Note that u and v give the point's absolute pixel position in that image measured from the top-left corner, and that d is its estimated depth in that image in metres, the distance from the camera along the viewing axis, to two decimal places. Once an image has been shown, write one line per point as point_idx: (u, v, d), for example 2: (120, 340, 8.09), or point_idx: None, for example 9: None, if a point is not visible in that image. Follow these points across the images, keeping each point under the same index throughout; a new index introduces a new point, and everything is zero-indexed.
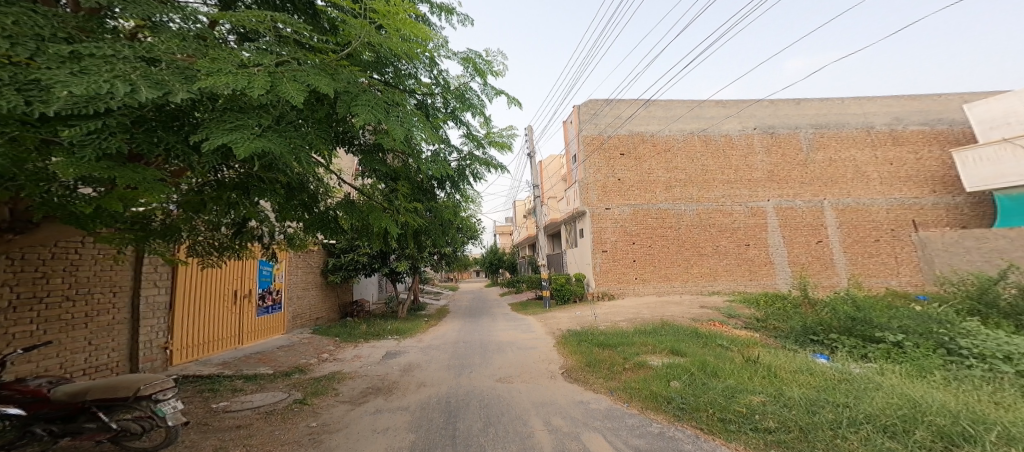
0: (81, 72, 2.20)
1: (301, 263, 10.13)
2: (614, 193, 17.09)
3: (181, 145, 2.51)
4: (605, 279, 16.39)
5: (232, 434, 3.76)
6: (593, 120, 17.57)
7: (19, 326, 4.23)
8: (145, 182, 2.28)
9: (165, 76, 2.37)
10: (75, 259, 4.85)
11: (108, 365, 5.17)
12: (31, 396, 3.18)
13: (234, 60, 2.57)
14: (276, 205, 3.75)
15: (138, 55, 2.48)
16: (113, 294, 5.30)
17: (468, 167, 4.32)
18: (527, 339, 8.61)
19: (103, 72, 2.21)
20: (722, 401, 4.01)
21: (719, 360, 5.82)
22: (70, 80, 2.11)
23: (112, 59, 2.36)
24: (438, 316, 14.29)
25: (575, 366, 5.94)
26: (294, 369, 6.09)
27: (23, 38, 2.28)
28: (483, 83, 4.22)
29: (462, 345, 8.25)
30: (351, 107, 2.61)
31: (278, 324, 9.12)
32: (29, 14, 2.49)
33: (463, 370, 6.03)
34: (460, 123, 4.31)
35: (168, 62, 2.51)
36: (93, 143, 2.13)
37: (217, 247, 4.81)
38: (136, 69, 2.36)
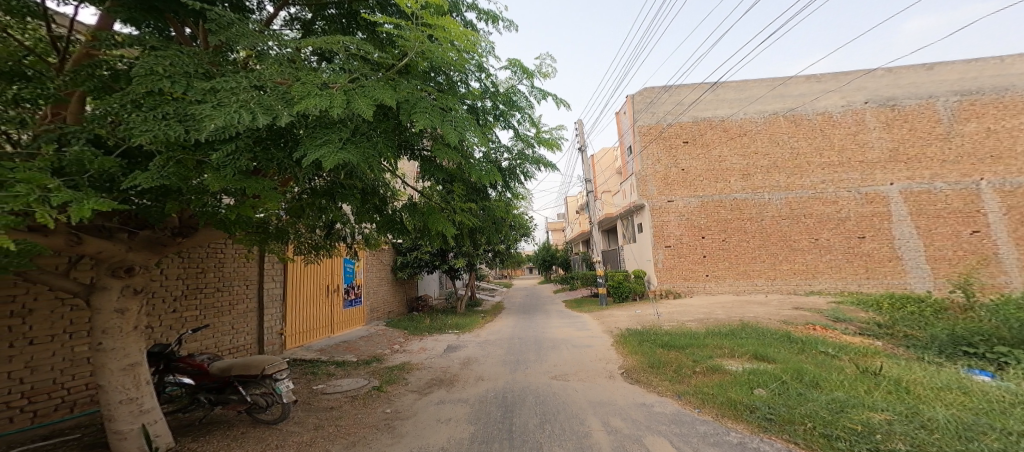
0: (218, 106, 2.67)
1: (375, 261, 11.07)
2: (679, 184, 15.84)
3: (286, 160, 2.95)
4: (671, 277, 15.26)
5: (327, 414, 4.26)
6: (649, 108, 16.46)
7: (189, 311, 5.27)
8: (264, 193, 2.83)
9: (272, 101, 2.77)
10: (221, 257, 5.86)
11: (245, 346, 6.21)
12: (196, 369, 4.01)
13: (322, 81, 2.91)
14: (354, 209, 4.16)
15: (252, 83, 2.93)
16: (247, 286, 6.32)
17: (518, 166, 4.40)
18: (583, 337, 8.44)
19: (233, 103, 2.66)
20: (827, 415, 3.54)
21: (823, 369, 5.13)
22: (212, 112, 2.57)
23: (236, 90, 2.82)
24: (495, 313, 14.57)
25: (636, 367, 5.66)
26: (372, 358, 6.70)
27: (177, 78, 2.86)
28: (531, 85, 4.24)
29: (517, 341, 8.37)
30: (411, 115, 2.81)
31: (360, 316, 10.04)
32: (179, 54, 3.09)
33: (519, 366, 6.12)
34: (509, 125, 4.39)
35: (273, 88, 2.92)
36: (230, 164, 2.66)
37: (314, 247, 5.37)
38: (252, 96, 2.78)
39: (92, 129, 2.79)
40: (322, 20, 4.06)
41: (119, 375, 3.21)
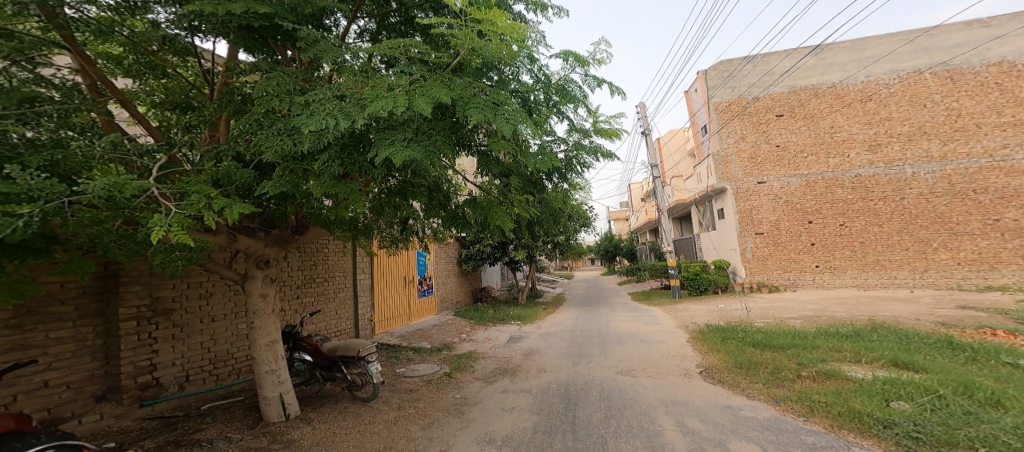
0: (312, 116, 2.98)
1: (443, 254, 11.62)
2: (771, 162, 14.06)
3: (365, 163, 3.24)
4: (764, 268, 13.68)
5: (408, 395, 4.62)
6: (727, 83, 14.84)
7: (306, 298, 6.14)
8: (351, 194, 3.26)
9: (349, 108, 2.98)
10: (326, 252, 6.66)
11: (347, 330, 7.04)
12: (312, 348, 4.63)
13: (387, 85, 3.09)
14: (423, 206, 4.38)
15: (335, 93, 3.19)
16: (346, 276, 7.12)
17: (575, 157, 4.36)
18: (652, 332, 7.98)
19: (322, 112, 2.96)
20: (1009, 440, 2.81)
21: (1007, 384, 4.10)
22: (308, 123, 2.89)
23: (322, 100, 3.11)
24: (557, 305, 14.43)
25: (718, 367, 5.20)
26: (443, 345, 7.11)
27: (284, 96, 3.25)
28: (584, 73, 4.13)
29: (580, 333, 8.24)
30: (466, 111, 2.89)
31: (431, 306, 10.66)
32: (281, 75, 3.47)
33: (582, 358, 6.01)
34: (562, 116, 4.36)
35: (349, 96, 3.13)
36: (326, 171, 3.12)
37: (392, 241, 5.79)
38: (334, 105, 3.05)
39: (236, 148, 3.32)
40: (385, 28, 4.26)
41: (266, 348, 3.84)
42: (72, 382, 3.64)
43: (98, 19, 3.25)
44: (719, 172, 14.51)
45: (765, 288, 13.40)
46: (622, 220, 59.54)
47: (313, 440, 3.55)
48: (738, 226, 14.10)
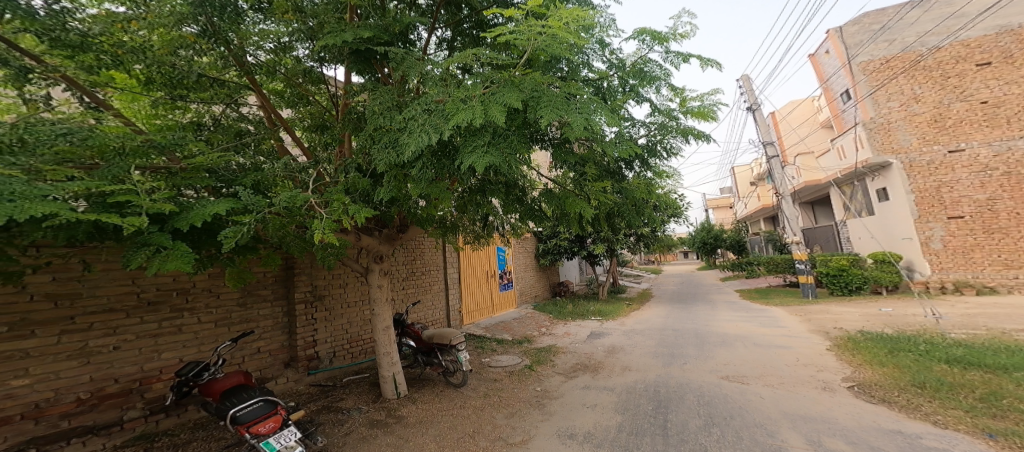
0: (409, 131, 3.22)
1: (520, 249, 11.74)
2: (972, 123, 11.04)
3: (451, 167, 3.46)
4: (970, 263, 10.75)
5: (491, 384, 4.82)
6: (875, 39, 12.53)
7: (409, 290, 6.78)
8: (440, 194, 3.54)
9: (436, 120, 3.16)
10: (421, 247, 7.23)
11: (441, 319, 7.60)
12: (414, 334, 5.06)
13: (466, 93, 3.21)
14: (502, 202, 4.51)
15: (424, 108, 3.30)
16: (440, 269, 7.70)
17: (659, 142, 4.13)
18: (773, 336, 7.00)
19: (416, 127, 3.19)
20: None
21: None
22: (407, 140, 3.15)
23: (410, 117, 3.30)
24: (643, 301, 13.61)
25: (867, 381, 4.35)
26: (523, 339, 7.24)
27: (386, 113, 3.49)
28: (665, 51, 3.85)
29: (671, 333, 7.69)
30: (539, 110, 2.90)
31: (512, 299, 10.87)
32: (380, 94, 3.64)
33: (672, 360, 5.60)
34: (641, 100, 4.14)
35: (433, 109, 3.27)
36: (421, 179, 3.40)
37: (475, 237, 6.07)
38: (422, 117, 3.25)
39: (357, 160, 3.73)
40: (460, 35, 4.41)
41: (384, 333, 4.33)
42: (270, 350, 4.68)
43: (267, 61, 3.93)
44: (878, 142, 12.09)
45: (969, 289, 10.36)
46: (721, 209, 53.88)
47: (418, 417, 3.90)
48: (915, 207, 11.42)
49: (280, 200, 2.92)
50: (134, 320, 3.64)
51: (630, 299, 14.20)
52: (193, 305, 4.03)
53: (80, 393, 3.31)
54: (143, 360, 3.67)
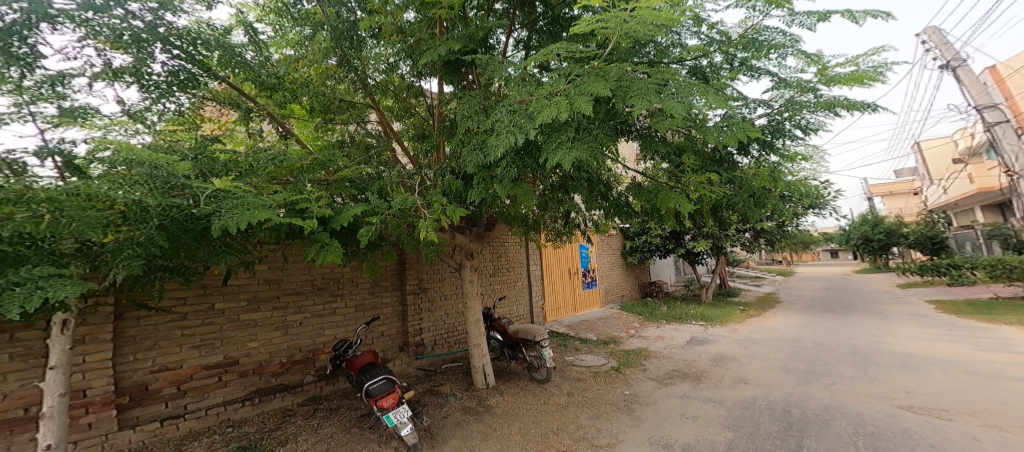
0: (495, 131, 3.30)
1: (605, 246, 11.30)
2: None
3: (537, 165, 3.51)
4: None
5: (575, 383, 4.77)
6: None
7: (494, 285, 7.04)
8: (523, 193, 3.59)
9: (519, 119, 3.19)
10: (505, 245, 7.43)
11: (524, 315, 7.73)
12: (501, 328, 5.24)
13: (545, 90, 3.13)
14: (584, 198, 4.41)
15: (508, 108, 3.34)
16: (524, 266, 7.84)
17: (784, 121, 3.69)
18: (973, 361, 5.44)
19: (501, 127, 3.26)
20: None
21: None
22: (495, 142, 3.24)
23: (495, 119, 3.38)
24: (758, 306, 12.02)
25: None
26: (609, 339, 6.99)
27: (475, 116, 3.64)
28: (790, 13, 3.31)
29: (791, 345, 6.69)
30: (628, 100, 2.76)
31: (596, 298, 10.56)
32: (469, 100, 3.82)
33: (787, 377, 4.89)
34: (751, 74, 3.72)
35: (515, 109, 3.31)
36: (505, 176, 3.50)
37: (556, 234, 6.01)
38: (507, 116, 3.30)
39: (450, 165, 3.92)
40: (536, 33, 4.40)
41: (475, 325, 4.57)
42: (389, 334, 5.28)
43: (381, 81, 4.35)
44: None
45: None
46: None
47: (505, 408, 4.05)
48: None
49: (396, 203, 3.22)
50: (312, 302, 4.62)
51: (744, 303, 12.60)
52: (343, 292, 4.89)
53: (281, 358, 4.33)
54: (315, 334, 4.60)
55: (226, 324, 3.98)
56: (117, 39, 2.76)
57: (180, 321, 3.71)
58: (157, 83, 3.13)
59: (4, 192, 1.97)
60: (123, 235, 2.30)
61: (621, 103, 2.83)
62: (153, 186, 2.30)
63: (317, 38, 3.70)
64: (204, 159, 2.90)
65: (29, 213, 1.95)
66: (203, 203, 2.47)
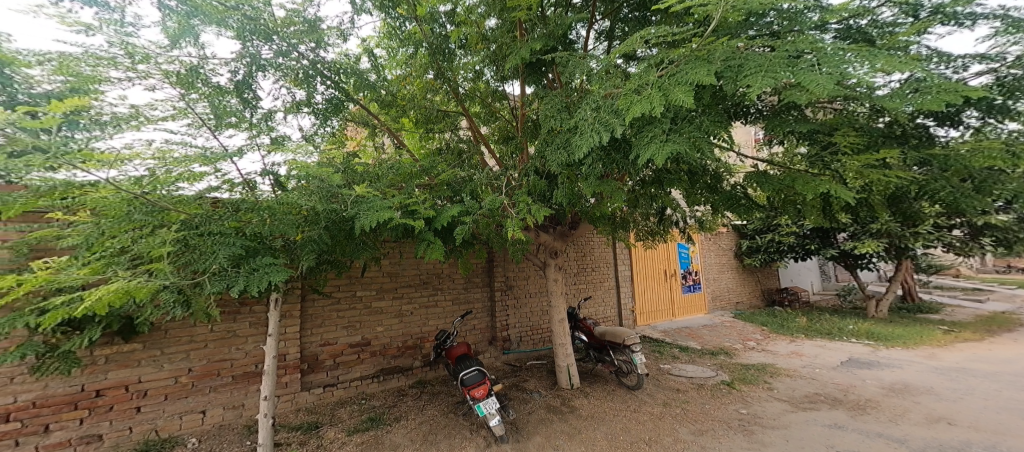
0: (580, 132, 3.20)
1: (713, 246, 10.21)
2: None
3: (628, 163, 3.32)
4: None
5: (673, 394, 4.41)
6: None
7: (579, 285, 6.93)
8: (614, 191, 3.45)
9: (606, 115, 3.04)
10: (592, 244, 7.26)
11: (612, 318, 7.37)
12: (587, 330, 5.09)
13: (631, 86, 2.93)
14: (685, 192, 4.06)
15: (593, 103, 3.22)
16: (612, 267, 7.51)
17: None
18: None
19: (587, 125, 3.14)
20: None
21: None
22: (579, 140, 3.14)
23: (581, 116, 3.27)
24: (978, 325, 9.01)
25: None
26: (720, 350, 6.30)
27: (558, 115, 3.59)
28: None
29: (987, 377, 5.18)
30: (742, 81, 2.46)
31: (700, 303, 9.63)
32: (555, 98, 3.80)
33: (977, 417, 3.81)
34: (962, 22, 3.10)
35: (603, 103, 3.14)
36: (592, 173, 3.37)
37: (650, 233, 5.60)
38: (594, 113, 3.17)
39: (535, 165, 3.92)
40: (621, 22, 4.22)
41: (560, 324, 4.55)
42: (480, 328, 5.59)
43: (469, 88, 4.63)
44: None
45: None
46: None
47: (590, 412, 3.94)
48: None
49: (486, 203, 3.39)
50: (428, 293, 5.19)
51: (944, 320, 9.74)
52: (443, 287, 5.33)
53: (398, 342, 4.90)
54: (422, 323, 5.10)
55: (363, 310, 4.70)
56: (296, 78, 3.61)
57: (335, 304, 4.53)
58: (317, 108, 3.93)
59: (247, 203, 2.75)
60: (306, 235, 2.88)
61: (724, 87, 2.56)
62: (321, 196, 2.88)
63: (417, 54, 4.12)
64: (348, 172, 3.44)
65: (259, 218, 2.79)
66: (348, 208, 2.97)
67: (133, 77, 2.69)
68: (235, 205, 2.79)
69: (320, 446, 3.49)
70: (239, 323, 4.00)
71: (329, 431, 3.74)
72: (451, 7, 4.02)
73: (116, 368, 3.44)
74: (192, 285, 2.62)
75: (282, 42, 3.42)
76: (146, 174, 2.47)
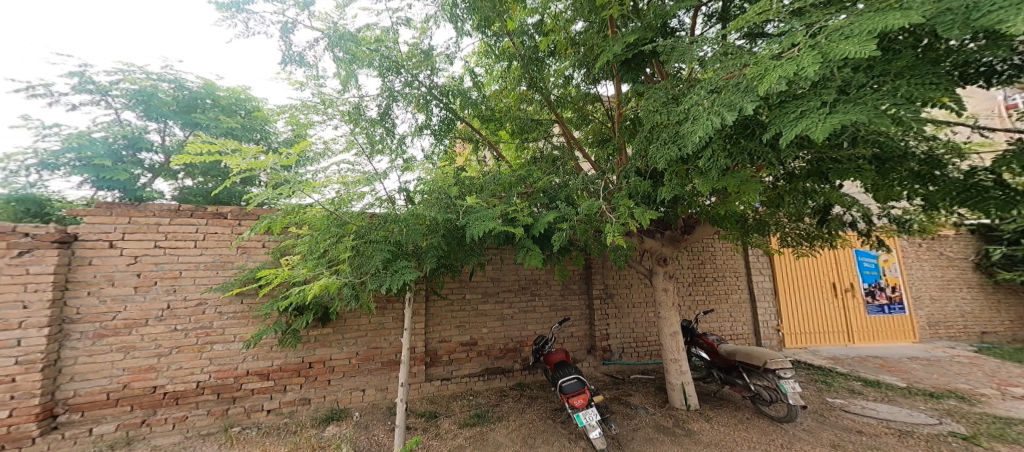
0: (695, 121, 2.82)
1: (924, 255, 8.14)
2: None
3: (761, 148, 2.84)
4: None
5: (853, 437, 3.69)
6: None
7: (698, 295, 6.37)
8: (744, 184, 2.94)
9: (732, 96, 2.65)
10: (713, 251, 6.60)
11: (745, 335, 6.58)
12: (709, 347, 4.56)
13: (761, 57, 2.53)
14: (867, 185, 3.35)
15: (708, 89, 2.85)
16: (737, 277, 6.71)
17: None
18: None
19: (704, 111, 2.77)
20: None
21: None
22: (694, 125, 2.77)
23: (697, 102, 2.87)
24: None
25: None
26: (945, 392, 4.90)
27: (661, 109, 3.29)
28: None
29: None
30: (971, 23, 2.01)
31: (902, 329, 7.72)
32: (658, 88, 3.52)
33: None
34: None
35: (732, 85, 2.72)
36: (713, 166, 2.95)
37: (806, 237, 4.71)
38: (712, 98, 2.79)
39: (635, 164, 3.75)
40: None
41: (671, 337, 4.21)
42: (578, 335, 5.50)
43: (560, 94, 4.61)
44: None
45: None
46: None
47: (714, 439, 3.58)
48: None
49: (582, 209, 3.32)
50: (530, 296, 5.33)
51: None
52: (541, 292, 5.39)
53: (500, 344, 5.09)
54: (521, 327, 5.22)
55: (468, 312, 5.00)
56: (421, 102, 4.02)
57: (449, 303, 4.93)
58: (433, 128, 4.37)
59: (390, 216, 3.14)
60: (431, 241, 3.21)
61: (944, 34, 2.10)
62: (441, 205, 3.30)
63: (511, 68, 4.32)
64: (463, 180, 3.84)
65: (400, 228, 3.12)
66: (460, 218, 3.26)
67: (326, 120, 3.28)
68: (381, 219, 3.17)
69: (437, 435, 3.79)
70: (386, 317, 4.65)
71: (445, 422, 4.05)
72: (539, 18, 4.13)
73: (319, 347, 4.35)
74: (361, 282, 3.09)
75: (408, 73, 3.88)
76: (334, 196, 2.98)
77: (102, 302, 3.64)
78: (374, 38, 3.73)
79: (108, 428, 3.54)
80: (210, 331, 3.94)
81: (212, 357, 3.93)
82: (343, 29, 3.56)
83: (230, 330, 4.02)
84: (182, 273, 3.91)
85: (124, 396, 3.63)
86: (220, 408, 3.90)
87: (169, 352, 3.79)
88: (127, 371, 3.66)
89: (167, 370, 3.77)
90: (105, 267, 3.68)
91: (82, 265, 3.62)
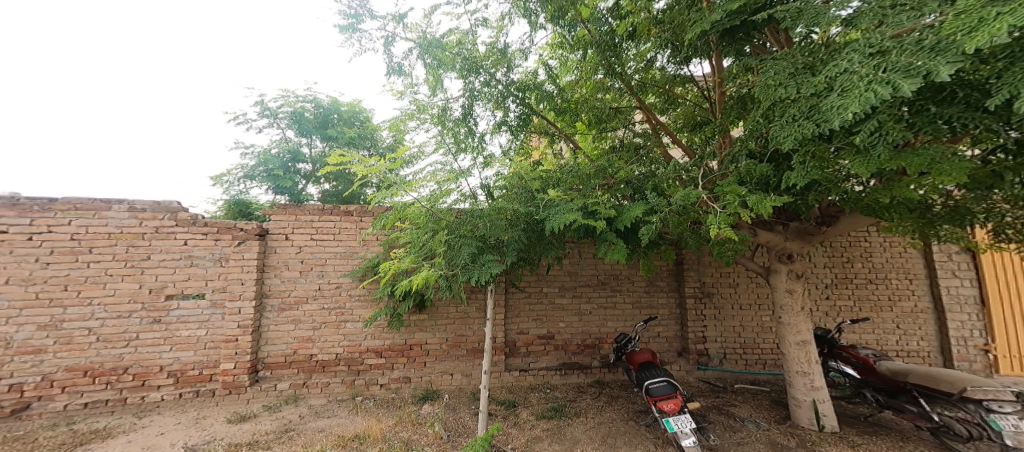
0: (843, 92, 2.33)
1: None
2: None
3: (970, 113, 2.22)
4: None
5: None
6: None
7: (842, 300, 5.37)
8: (940, 163, 2.29)
9: (910, 58, 2.20)
10: (868, 247, 5.45)
11: (920, 353, 5.28)
12: (861, 362, 3.92)
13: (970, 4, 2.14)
14: None
15: (867, 53, 2.39)
16: (910, 281, 5.40)
17: None
18: None
19: (857, 80, 2.29)
20: None
21: None
22: (838, 99, 2.30)
23: (851, 69, 2.38)
24: None
25: None
26: None
27: (788, 82, 2.67)
28: None
29: None
30: None
31: None
32: (777, 60, 2.88)
33: None
34: None
35: (909, 45, 2.25)
36: (880, 140, 2.29)
37: None
38: (872, 64, 2.31)
39: (746, 146, 3.23)
40: None
41: (796, 346, 3.74)
42: (666, 336, 5.22)
43: (640, 79, 4.33)
44: None
45: None
46: None
47: None
48: None
49: (676, 200, 3.07)
50: (613, 293, 5.15)
51: None
52: (622, 288, 5.18)
53: (577, 340, 5.02)
54: (601, 323, 5.08)
55: (549, 307, 5.01)
56: (500, 99, 4.09)
57: (527, 296, 4.99)
58: (511, 124, 4.41)
59: (478, 212, 3.22)
60: (511, 235, 3.25)
61: None
62: (521, 200, 3.36)
63: (584, 58, 4.17)
64: (542, 173, 3.80)
65: (492, 223, 3.20)
66: (540, 213, 3.23)
67: (420, 125, 3.48)
68: (472, 213, 3.26)
69: (516, 423, 3.87)
70: (469, 306, 4.85)
71: (523, 411, 4.13)
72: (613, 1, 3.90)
73: (415, 331, 4.70)
74: (454, 275, 3.27)
75: (487, 73, 3.96)
76: (426, 196, 3.19)
77: (283, 281, 4.46)
78: (456, 41, 3.83)
79: (285, 385, 4.33)
80: (344, 311, 4.53)
81: (345, 334, 4.52)
82: (431, 35, 3.71)
83: (356, 310, 4.56)
84: (327, 261, 4.56)
85: (294, 360, 4.40)
86: (351, 378, 4.47)
87: (320, 326, 4.48)
88: (296, 339, 4.43)
89: (320, 342, 4.46)
90: (282, 255, 4.48)
91: (274, 253, 4.47)
